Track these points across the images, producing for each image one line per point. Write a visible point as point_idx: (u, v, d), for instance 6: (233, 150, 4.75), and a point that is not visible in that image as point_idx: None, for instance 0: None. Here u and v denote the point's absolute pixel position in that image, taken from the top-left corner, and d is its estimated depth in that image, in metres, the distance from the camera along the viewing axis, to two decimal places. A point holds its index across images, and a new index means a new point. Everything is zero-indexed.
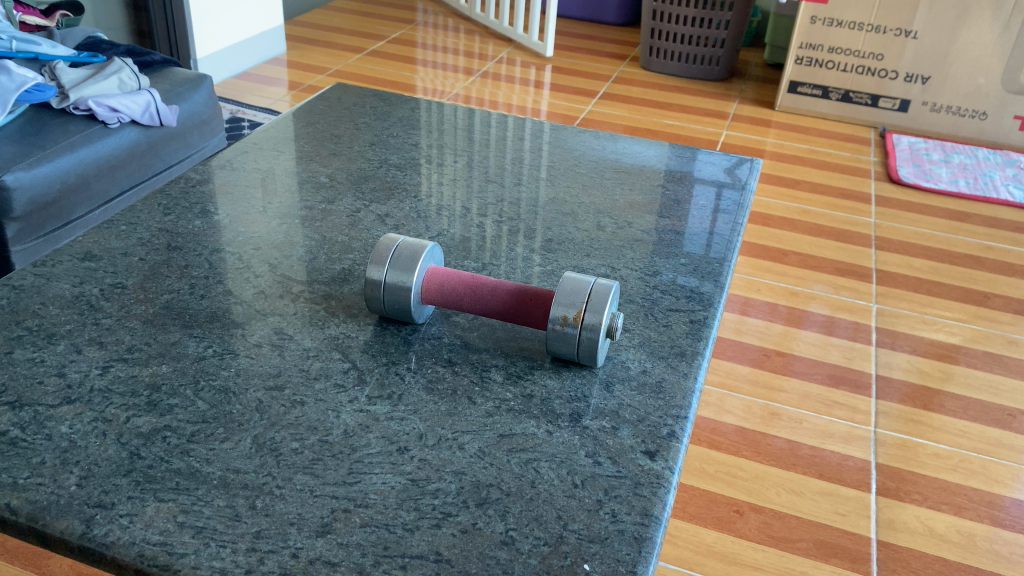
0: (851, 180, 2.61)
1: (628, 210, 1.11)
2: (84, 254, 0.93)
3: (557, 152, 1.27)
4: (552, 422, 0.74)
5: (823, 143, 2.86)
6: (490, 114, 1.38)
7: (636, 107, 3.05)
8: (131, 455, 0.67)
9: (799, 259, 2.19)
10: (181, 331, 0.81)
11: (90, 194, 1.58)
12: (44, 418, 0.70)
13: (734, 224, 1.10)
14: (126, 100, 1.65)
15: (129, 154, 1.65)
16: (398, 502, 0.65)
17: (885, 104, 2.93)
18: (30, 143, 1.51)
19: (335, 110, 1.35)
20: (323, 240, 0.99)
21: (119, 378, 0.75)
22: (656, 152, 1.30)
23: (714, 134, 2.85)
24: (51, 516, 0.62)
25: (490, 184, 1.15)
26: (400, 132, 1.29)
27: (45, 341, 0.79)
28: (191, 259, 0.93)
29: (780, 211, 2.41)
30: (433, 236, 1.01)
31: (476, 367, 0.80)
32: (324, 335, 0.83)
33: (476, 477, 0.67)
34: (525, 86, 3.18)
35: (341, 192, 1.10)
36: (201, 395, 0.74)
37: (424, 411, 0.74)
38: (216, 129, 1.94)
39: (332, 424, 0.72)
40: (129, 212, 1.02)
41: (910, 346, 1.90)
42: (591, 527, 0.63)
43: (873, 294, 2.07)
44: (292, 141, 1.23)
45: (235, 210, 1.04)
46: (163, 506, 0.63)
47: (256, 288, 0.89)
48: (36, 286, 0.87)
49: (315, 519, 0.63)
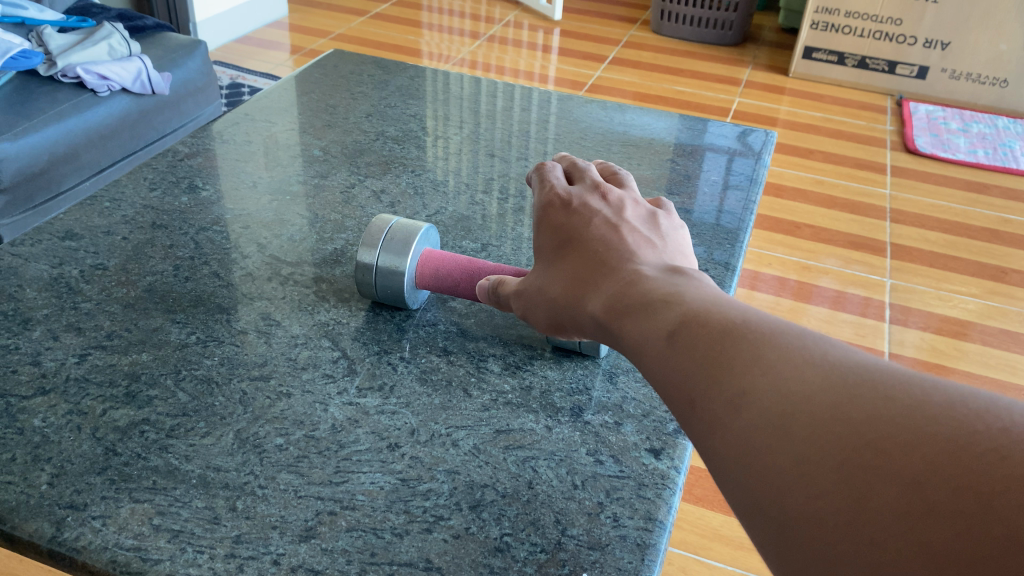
0: (865, 150, 2.54)
1: (636, 186, 1.06)
2: (65, 232, 0.89)
3: (562, 124, 1.21)
4: (551, 417, 0.70)
5: (838, 110, 2.78)
6: (494, 84, 1.33)
7: (646, 72, 2.98)
8: (106, 452, 0.64)
9: (811, 232, 2.14)
10: (163, 317, 0.78)
11: (79, 165, 1.54)
12: (16, 410, 0.67)
13: (747, 202, 1.05)
14: (116, 68, 1.60)
15: (120, 124, 1.61)
16: (387, 504, 0.61)
17: (902, 70, 2.85)
18: (16, 112, 1.47)
19: (331, 78, 1.30)
20: (315, 219, 0.94)
21: (97, 368, 0.71)
22: (666, 124, 1.24)
23: (726, 101, 2.77)
24: (20, 518, 0.58)
25: (491, 159, 1.10)
26: (398, 103, 1.24)
27: (20, 327, 0.75)
28: (177, 238, 0.89)
29: (793, 181, 2.35)
30: (430, 214, 0.97)
31: (472, 357, 0.76)
32: (313, 321, 0.79)
33: (471, 476, 0.64)
34: (532, 50, 3.10)
35: (335, 166, 1.06)
36: (182, 386, 0.70)
37: (417, 404, 0.70)
38: (211, 96, 1.89)
39: (319, 418, 0.68)
40: (113, 187, 0.98)
41: (921, 322, 1.85)
42: (591, 532, 0.60)
43: (887, 269, 2.02)
44: (287, 112, 1.18)
45: (225, 186, 0.99)
46: (139, 507, 0.59)
47: (245, 269, 0.85)
48: (14, 267, 0.83)
49: (299, 523, 0.59)
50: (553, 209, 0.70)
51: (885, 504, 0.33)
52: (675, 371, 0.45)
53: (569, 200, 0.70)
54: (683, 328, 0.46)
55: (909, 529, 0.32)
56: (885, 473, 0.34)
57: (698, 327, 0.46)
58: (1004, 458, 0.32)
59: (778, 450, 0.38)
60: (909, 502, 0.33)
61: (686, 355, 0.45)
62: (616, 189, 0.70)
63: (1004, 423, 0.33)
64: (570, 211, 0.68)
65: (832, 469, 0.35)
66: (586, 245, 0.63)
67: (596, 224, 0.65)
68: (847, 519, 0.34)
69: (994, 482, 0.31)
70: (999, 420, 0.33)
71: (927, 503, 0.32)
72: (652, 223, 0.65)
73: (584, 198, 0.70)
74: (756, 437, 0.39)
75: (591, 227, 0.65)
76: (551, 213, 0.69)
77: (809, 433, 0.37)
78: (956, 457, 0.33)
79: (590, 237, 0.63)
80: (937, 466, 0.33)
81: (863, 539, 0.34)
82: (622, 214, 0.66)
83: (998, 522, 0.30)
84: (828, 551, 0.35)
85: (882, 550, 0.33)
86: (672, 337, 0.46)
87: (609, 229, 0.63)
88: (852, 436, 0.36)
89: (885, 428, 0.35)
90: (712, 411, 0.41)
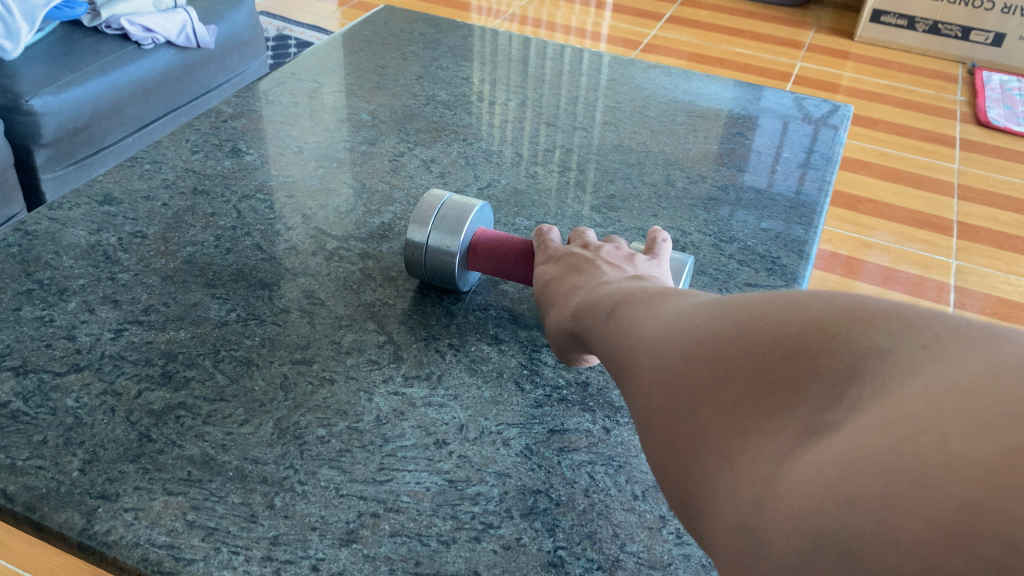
0: (933, 121, 2.42)
1: (700, 162, 1.00)
2: (104, 196, 0.85)
3: (622, 92, 1.15)
4: (609, 417, 0.65)
5: (904, 78, 2.65)
6: (548, 44, 1.26)
7: (704, 32, 2.86)
8: (140, 437, 0.60)
9: (874, 207, 2.04)
10: (203, 291, 0.74)
11: (122, 120, 1.51)
12: (50, 388, 0.64)
13: (822, 182, 0.98)
14: (161, 20, 1.55)
15: (164, 78, 1.58)
16: (433, 508, 0.57)
17: (976, 37, 2.71)
18: (59, 65, 1.43)
19: (381, 37, 1.25)
20: (361, 189, 0.90)
21: (133, 345, 0.68)
22: (732, 94, 1.17)
23: (787, 65, 2.66)
24: (50, 507, 0.55)
25: (548, 128, 1.04)
26: (450, 64, 1.18)
27: (56, 298, 0.72)
28: (219, 206, 0.85)
29: (855, 152, 2.25)
30: (482, 186, 0.92)
31: (526, 347, 0.72)
32: (358, 302, 0.75)
33: (523, 481, 0.59)
34: (585, 6, 2.99)
35: (384, 132, 1.01)
36: (220, 367, 0.67)
37: (466, 397, 0.66)
38: (256, 51, 1.84)
39: (363, 408, 0.64)
40: (154, 148, 0.94)
41: (978, 305, 1.75)
42: (652, 550, 0.55)
43: (952, 250, 1.91)
44: (335, 71, 1.13)
45: (270, 150, 0.95)
46: (172, 501, 0.56)
47: (289, 242, 0.81)
48: (51, 233, 0.80)
49: (340, 525, 0.55)
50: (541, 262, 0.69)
51: (701, 384, 0.37)
52: (604, 342, 0.50)
53: (555, 250, 0.68)
54: (617, 307, 0.51)
55: (714, 399, 0.36)
56: (704, 360, 0.38)
57: (627, 303, 0.50)
58: (778, 322, 0.35)
59: (646, 367, 0.42)
60: (713, 377, 0.37)
61: (613, 325, 0.49)
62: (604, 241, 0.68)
63: (789, 299, 0.36)
64: (557, 257, 0.67)
65: (673, 366, 0.40)
66: (567, 283, 0.62)
67: (576, 263, 0.64)
68: (677, 405, 0.38)
69: (767, 341, 0.35)
70: (783, 297, 0.37)
71: (725, 374, 0.36)
72: (631, 260, 0.64)
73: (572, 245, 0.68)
74: (635, 363, 0.43)
75: (575, 265, 0.64)
76: (543, 265, 0.68)
77: (664, 349, 0.41)
78: (748, 334, 0.37)
79: (571, 275, 0.63)
80: (732, 342, 0.37)
81: (686, 417, 0.38)
82: (602, 252, 0.65)
83: (769, 374, 0.34)
84: (669, 434, 0.39)
85: (699, 421, 0.37)
86: (610, 315, 0.51)
87: (583, 260, 0.64)
88: (690, 338, 0.40)
89: (706, 328, 0.39)
90: (620, 355, 0.46)
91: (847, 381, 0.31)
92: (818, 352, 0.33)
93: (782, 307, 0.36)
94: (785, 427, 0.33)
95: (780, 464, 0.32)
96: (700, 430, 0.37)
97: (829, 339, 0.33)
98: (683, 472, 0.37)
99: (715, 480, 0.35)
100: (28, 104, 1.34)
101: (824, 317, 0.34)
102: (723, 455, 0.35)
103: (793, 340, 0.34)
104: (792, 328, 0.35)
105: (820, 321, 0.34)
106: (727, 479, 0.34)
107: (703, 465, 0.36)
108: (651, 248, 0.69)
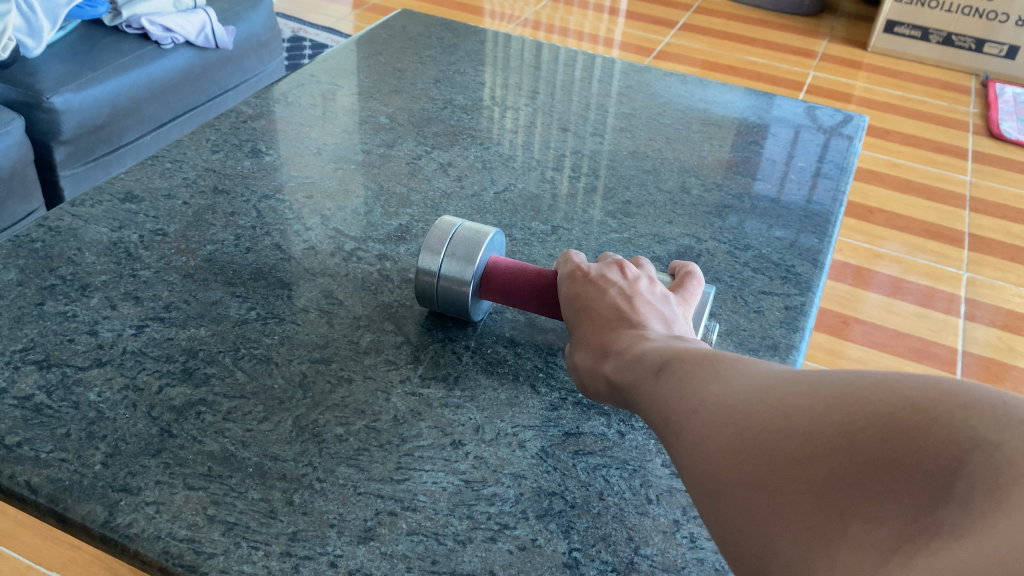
0: (945, 133, 2.42)
1: (716, 169, 1.01)
2: (126, 193, 0.87)
3: (637, 99, 1.15)
4: (623, 421, 0.66)
5: (917, 89, 2.65)
6: (560, 51, 1.27)
7: (717, 40, 2.87)
8: (161, 433, 0.61)
9: (886, 217, 2.04)
10: (223, 289, 0.75)
11: (141, 118, 1.52)
12: (72, 382, 0.65)
13: (835, 192, 0.98)
14: (181, 20, 1.56)
15: (182, 78, 1.59)
16: (449, 508, 0.58)
17: (990, 50, 2.71)
18: (79, 63, 1.45)
19: (399, 41, 1.26)
20: (379, 191, 0.91)
21: (153, 341, 0.69)
22: (748, 103, 1.17)
23: (799, 74, 2.66)
24: (73, 499, 0.56)
25: (563, 133, 1.05)
26: (467, 69, 1.19)
27: (79, 294, 0.73)
28: (238, 206, 0.86)
29: (867, 162, 2.25)
30: (498, 191, 0.92)
31: (542, 351, 0.72)
32: (376, 303, 0.76)
33: (538, 483, 0.60)
34: (599, 12, 3.00)
35: (402, 135, 1.02)
36: (240, 365, 0.68)
37: (482, 399, 0.67)
38: (274, 52, 1.86)
39: (381, 408, 0.65)
40: (175, 146, 0.95)
41: (988, 318, 1.76)
42: (666, 553, 0.56)
43: (963, 262, 1.91)
44: (352, 74, 1.14)
45: (289, 150, 0.96)
46: (193, 495, 0.57)
47: (307, 242, 0.82)
48: (73, 229, 0.81)
49: (358, 522, 0.56)
50: (567, 279, 0.69)
51: (788, 462, 0.39)
52: (656, 399, 0.51)
53: (585, 270, 0.68)
54: (668, 364, 0.52)
55: (804, 478, 0.38)
56: (791, 436, 0.40)
57: (678, 360, 0.52)
58: (870, 403, 0.37)
59: (720, 434, 0.44)
60: (803, 455, 0.39)
61: (666, 384, 0.51)
62: (633, 267, 0.68)
63: (882, 381, 0.38)
64: (587, 282, 0.67)
65: (755, 438, 0.42)
66: (603, 322, 0.63)
67: (612, 297, 0.64)
68: (764, 480, 0.40)
69: (860, 422, 0.37)
70: (874, 378, 0.39)
71: (816, 454, 0.38)
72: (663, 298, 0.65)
73: (602, 269, 0.68)
74: (702, 428, 0.45)
75: (610, 299, 0.64)
76: (570, 285, 0.68)
77: (740, 418, 0.43)
78: (838, 413, 0.38)
79: (608, 310, 0.63)
80: (820, 422, 0.39)
81: (774, 494, 0.39)
82: (637, 287, 0.65)
83: (864, 456, 0.36)
84: (753, 508, 0.40)
85: (788, 499, 0.39)
86: (658, 372, 0.52)
87: (620, 296, 0.64)
88: (773, 411, 0.42)
89: (790, 403, 0.41)
90: (679, 417, 0.48)
91: (953, 474, 0.33)
92: (919, 441, 0.34)
93: (873, 389, 0.38)
94: (887, 518, 0.35)
95: (885, 557, 0.34)
96: (790, 510, 0.39)
97: (931, 424, 0.34)
98: (771, 550, 0.39)
99: (810, 562, 0.37)
100: (49, 102, 1.35)
101: (922, 401, 0.35)
102: (818, 538, 0.37)
103: (890, 423, 0.36)
104: (886, 409, 0.36)
105: (919, 405, 0.35)
106: (824, 562, 0.36)
107: (794, 545, 0.38)
108: (682, 286, 0.69)
